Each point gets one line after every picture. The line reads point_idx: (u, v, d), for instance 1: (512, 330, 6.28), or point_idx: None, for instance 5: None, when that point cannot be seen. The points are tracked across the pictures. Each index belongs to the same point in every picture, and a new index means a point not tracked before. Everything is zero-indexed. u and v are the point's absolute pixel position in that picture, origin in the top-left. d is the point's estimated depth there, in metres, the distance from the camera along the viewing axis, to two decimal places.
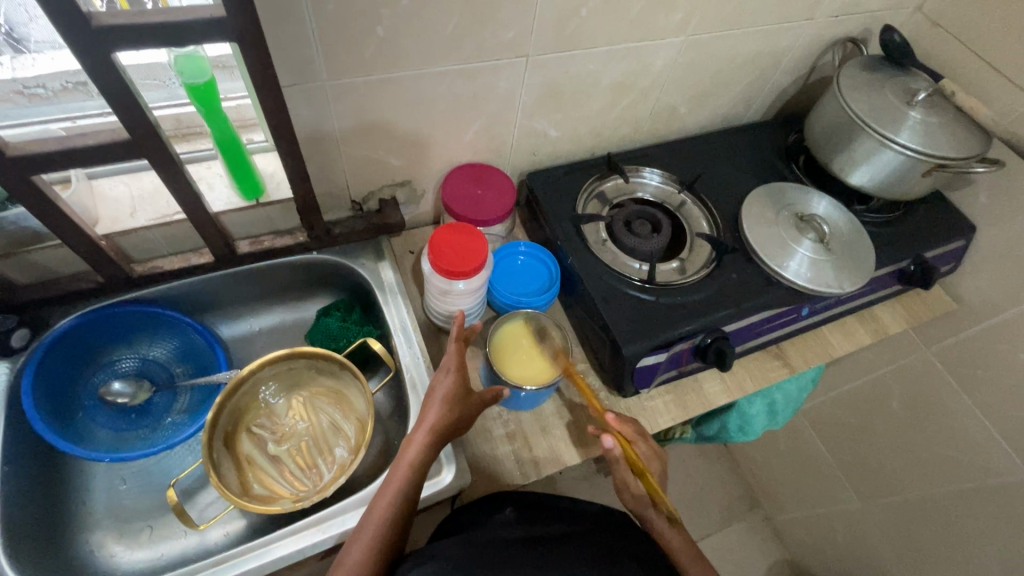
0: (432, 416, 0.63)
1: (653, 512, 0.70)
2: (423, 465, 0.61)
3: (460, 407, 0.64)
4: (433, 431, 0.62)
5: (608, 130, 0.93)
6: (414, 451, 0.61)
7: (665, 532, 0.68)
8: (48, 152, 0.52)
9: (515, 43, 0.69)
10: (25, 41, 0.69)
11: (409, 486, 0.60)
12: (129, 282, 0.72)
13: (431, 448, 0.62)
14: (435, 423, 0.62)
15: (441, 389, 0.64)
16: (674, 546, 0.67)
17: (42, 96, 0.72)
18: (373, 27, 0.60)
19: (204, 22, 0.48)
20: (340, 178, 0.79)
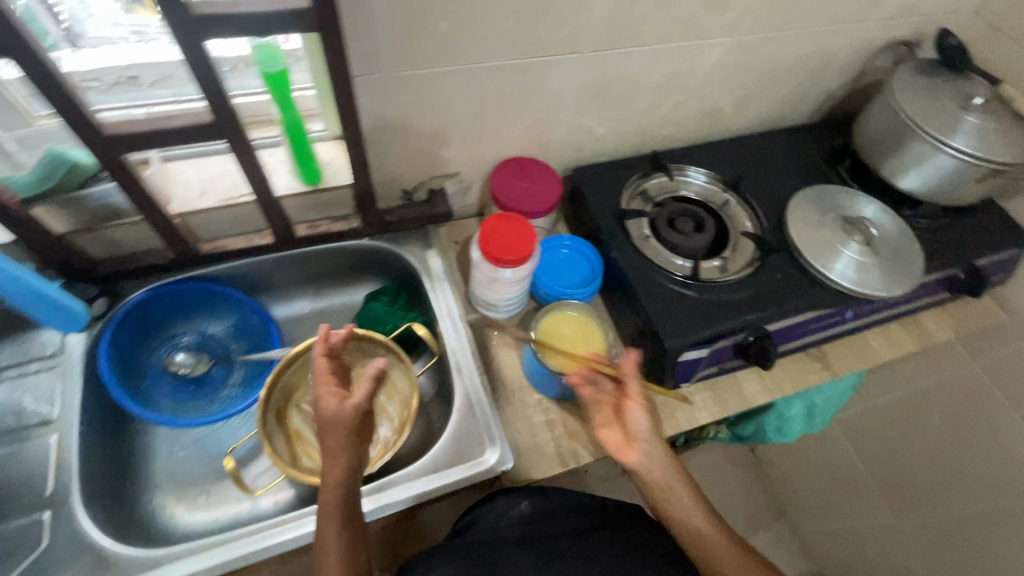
0: (334, 437, 0.59)
1: (683, 497, 0.67)
2: (347, 477, 0.59)
3: (343, 417, 0.58)
4: (339, 449, 0.59)
5: (654, 129, 0.94)
6: (334, 473, 0.59)
7: (701, 521, 0.65)
8: (140, 132, 0.56)
9: (571, 39, 0.71)
10: (81, 36, 0.70)
11: (340, 501, 0.59)
12: (196, 259, 0.77)
13: (343, 462, 0.59)
14: (337, 441, 0.59)
15: (321, 407, 0.59)
16: (711, 539, 0.64)
17: (101, 88, 0.74)
18: (438, 21, 0.62)
19: (289, 13, 0.51)
20: (394, 167, 0.82)
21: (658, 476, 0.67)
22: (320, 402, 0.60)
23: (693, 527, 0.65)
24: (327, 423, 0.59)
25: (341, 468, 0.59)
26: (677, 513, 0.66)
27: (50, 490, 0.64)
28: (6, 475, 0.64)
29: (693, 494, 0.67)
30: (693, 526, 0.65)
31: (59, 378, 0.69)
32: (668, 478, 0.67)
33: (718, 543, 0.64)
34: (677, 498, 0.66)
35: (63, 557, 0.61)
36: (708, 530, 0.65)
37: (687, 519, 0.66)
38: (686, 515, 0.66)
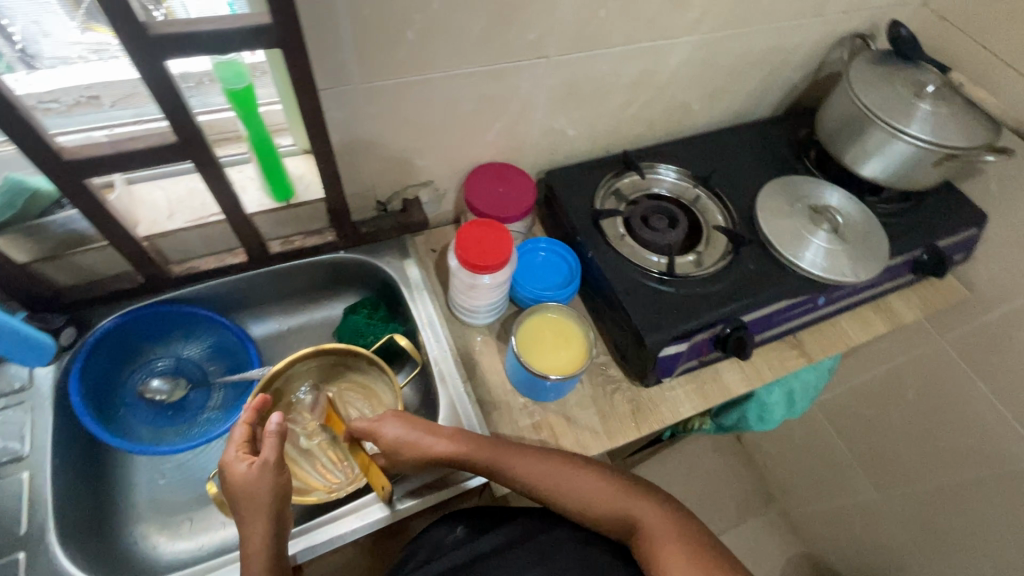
0: (240, 497, 0.57)
1: (544, 468, 0.69)
2: (268, 533, 0.57)
3: (252, 474, 0.58)
4: (252, 506, 0.57)
5: (624, 128, 0.96)
6: (252, 530, 0.57)
7: (568, 485, 0.68)
8: (101, 155, 0.55)
9: (538, 44, 0.72)
10: (37, 57, 0.69)
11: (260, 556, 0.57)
12: (168, 282, 0.75)
13: (259, 520, 0.57)
14: (246, 498, 0.57)
15: (230, 471, 0.59)
16: (586, 495, 0.68)
17: (59, 110, 0.73)
18: (404, 31, 0.62)
19: (252, 30, 0.51)
20: (367, 179, 0.81)
21: (515, 466, 0.68)
22: (227, 467, 0.59)
23: (568, 493, 0.68)
24: (234, 488, 0.58)
25: (260, 524, 0.57)
26: (546, 492, 0.68)
27: (23, 530, 0.62)
28: None
29: (553, 461, 0.69)
30: (567, 494, 0.68)
31: (28, 414, 0.67)
32: (522, 458, 0.69)
33: (592, 493, 0.68)
34: (540, 479, 0.68)
35: None
36: (580, 487, 0.68)
37: (560, 491, 0.68)
38: (555, 489, 0.68)
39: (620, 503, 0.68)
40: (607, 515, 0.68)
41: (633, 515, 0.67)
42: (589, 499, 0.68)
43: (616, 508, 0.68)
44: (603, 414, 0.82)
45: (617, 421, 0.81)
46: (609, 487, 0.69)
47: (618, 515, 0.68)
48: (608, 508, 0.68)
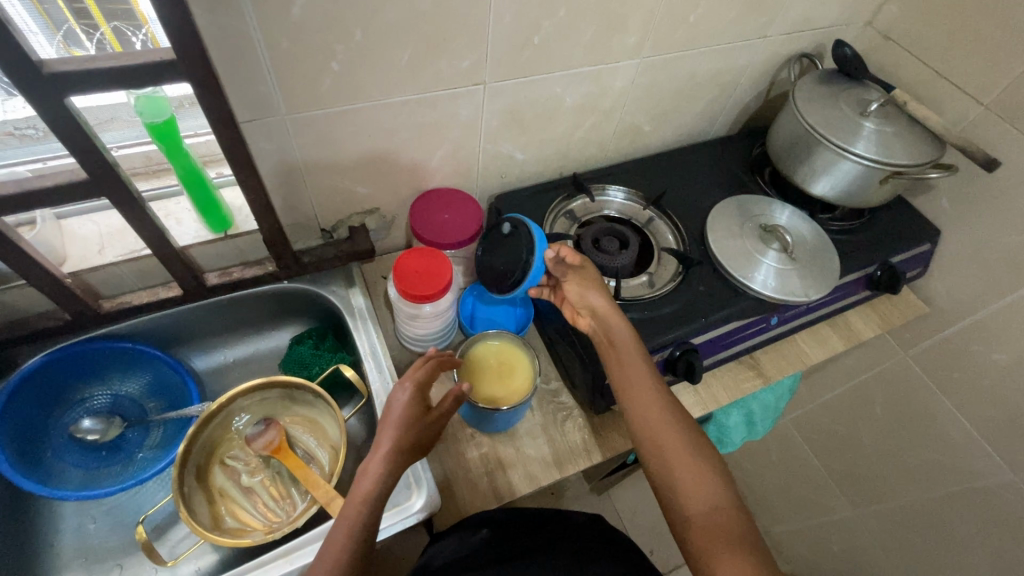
0: (398, 428, 0.61)
1: (648, 392, 0.68)
2: (390, 477, 0.59)
3: (418, 418, 0.62)
4: (401, 445, 0.60)
5: (574, 151, 0.96)
6: (379, 462, 0.59)
7: (655, 416, 0.67)
8: (8, 194, 0.54)
9: (472, 71, 0.71)
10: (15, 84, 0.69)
11: (377, 495, 0.57)
12: (98, 318, 0.73)
13: (397, 460, 0.60)
14: (402, 435, 0.61)
15: (400, 401, 0.63)
16: (660, 429, 0.66)
17: (33, 137, 0.73)
18: (328, 61, 0.61)
19: (157, 65, 0.50)
20: (309, 208, 0.80)
21: (638, 382, 0.69)
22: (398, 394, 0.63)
23: (642, 416, 0.67)
24: (393, 414, 0.62)
25: (388, 460, 0.59)
26: (637, 408, 0.68)
27: None
28: None
29: (660, 395, 0.68)
30: (644, 419, 0.67)
31: None
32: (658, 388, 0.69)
33: (666, 430, 0.66)
34: (641, 398, 0.68)
35: None
36: (663, 423, 0.66)
37: (644, 416, 0.67)
38: (638, 408, 0.68)
39: (687, 454, 0.63)
40: (656, 454, 0.65)
41: (686, 470, 0.62)
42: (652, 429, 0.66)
43: (675, 452, 0.64)
44: (552, 442, 0.80)
45: (567, 449, 0.79)
46: (690, 439, 0.65)
47: (668, 463, 0.63)
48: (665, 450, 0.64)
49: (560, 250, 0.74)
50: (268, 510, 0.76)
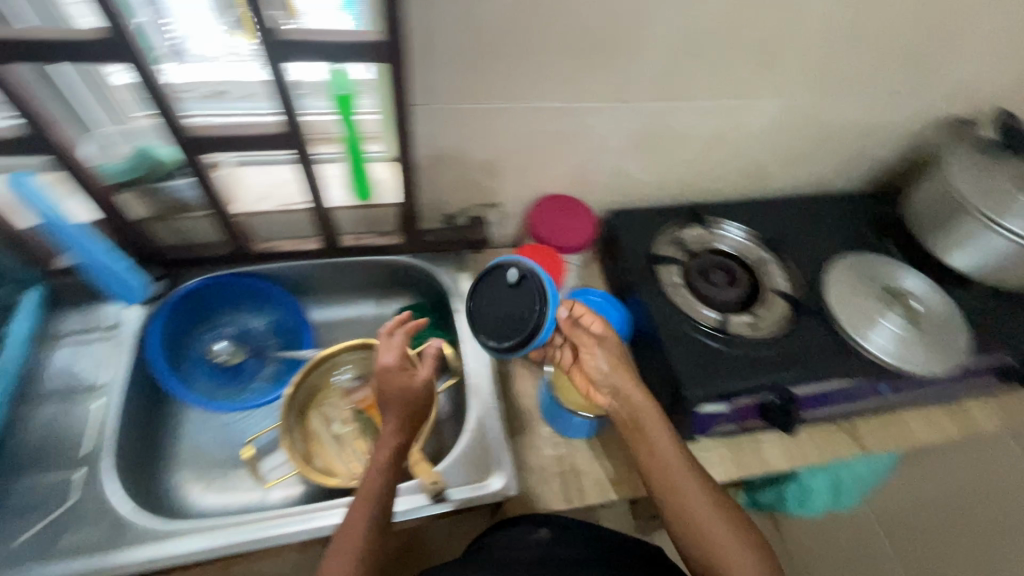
0: (397, 411, 0.64)
1: (692, 476, 0.64)
2: (397, 445, 0.64)
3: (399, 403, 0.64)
4: (401, 415, 0.64)
5: (696, 181, 0.96)
6: (391, 434, 0.64)
7: (699, 505, 0.62)
8: (221, 135, 0.63)
9: (619, 89, 0.75)
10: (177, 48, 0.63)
11: (388, 465, 0.62)
12: (251, 256, 0.83)
13: (398, 429, 0.64)
14: (401, 409, 0.64)
15: (395, 375, 0.64)
16: (703, 515, 0.62)
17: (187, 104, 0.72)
18: (494, 62, 0.67)
19: (361, 45, 0.57)
20: (441, 193, 0.87)
21: (679, 467, 0.64)
22: (383, 368, 0.65)
23: (685, 507, 0.63)
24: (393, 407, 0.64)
25: (391, 433, 0.64)
26: (682, 498, 0.63)
27: (86, 450, 0.68)
28: (51, 431, 0.70)
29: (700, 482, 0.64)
30: (688, 511, 0.62)
31: (111, 348, 0.76)
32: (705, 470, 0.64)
33: (711, 522, 0.61)
34: (682, 485, 0.63)
35: (83, 513, 0.64)
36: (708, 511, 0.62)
37: (687, 505, 0.62)
38: (681, 498, 0.63)
39: (719, 522, 0.61)
40: (703, 551, 0.61)
41: (721, 543, 0.60)
42: (698, 521, 0.62)
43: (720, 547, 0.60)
44: (629, 461, 0.79)
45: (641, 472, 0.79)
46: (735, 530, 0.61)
47: (707, 536, 0.61)
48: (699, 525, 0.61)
49: (574, 309, 0.69)
50: (352, 462, 0.81)
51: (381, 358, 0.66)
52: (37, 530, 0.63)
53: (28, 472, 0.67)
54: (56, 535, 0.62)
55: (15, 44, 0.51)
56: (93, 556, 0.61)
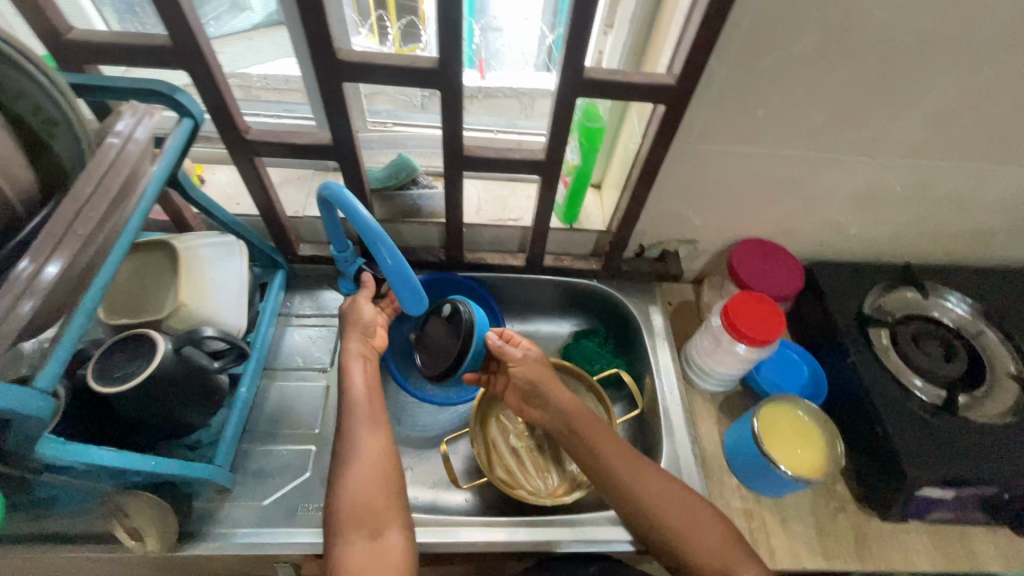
0: (369, 431, 0.65)
1: (651, 486, 0.65)
2: (377, 477, 0.62)
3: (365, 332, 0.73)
4: (369, 442, 0.64)
5: (910, 240, 0.90)
6: (368, 468, 0.62)
7: (683, 519, 0.62)
8: (487, 156, 0.67)
9: (872, 143, 0.72)
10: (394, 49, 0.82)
11: (381, 493, 0.61)
12: (461, 263, 0.88)
13: (383, 464, 0.64)
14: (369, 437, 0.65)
15: (361, 401, 0.67)
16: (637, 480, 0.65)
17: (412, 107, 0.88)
18: (756, 108, 0.67)
19: (654, 86, 0.59)
20: (644, 224, 0.87)
21: (630, 473, 0.66)
22: (353, 385, 0.68)
23: (630, 483, 0.65)
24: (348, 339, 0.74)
25: (368, 463, 0.63)
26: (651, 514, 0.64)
27: (317, 428, 0.75)
28: (285, 402, 0.77)
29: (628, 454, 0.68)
30: (664, 526, 0.63)
31: (335, 334, 0.83)
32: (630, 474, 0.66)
33: (685, 526, 0.62)
34: (652, 503, 0.64)
35: (316, 487, 0.70)
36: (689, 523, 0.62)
37: (666, 522, 0.63)
38: (662, 518, 0.63)
39: (677, 501, 0.64)
40: (697, 566, 0.60)
41: (708, 537, 0.62)
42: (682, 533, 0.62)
43: (709, 554, 0.60)
44: (820, 529, 0.76)
45: (837, 543, 0.75)
46: (719, 533, 0.62)
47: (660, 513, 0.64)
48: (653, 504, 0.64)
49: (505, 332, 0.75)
50: (530, 477, 0.83)
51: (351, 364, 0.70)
52: (279, 496, 0.69)
53: (262, 439, 0.73)
54: (296, 504, 0.68)
55: (355, 63, 0.56)
56: None
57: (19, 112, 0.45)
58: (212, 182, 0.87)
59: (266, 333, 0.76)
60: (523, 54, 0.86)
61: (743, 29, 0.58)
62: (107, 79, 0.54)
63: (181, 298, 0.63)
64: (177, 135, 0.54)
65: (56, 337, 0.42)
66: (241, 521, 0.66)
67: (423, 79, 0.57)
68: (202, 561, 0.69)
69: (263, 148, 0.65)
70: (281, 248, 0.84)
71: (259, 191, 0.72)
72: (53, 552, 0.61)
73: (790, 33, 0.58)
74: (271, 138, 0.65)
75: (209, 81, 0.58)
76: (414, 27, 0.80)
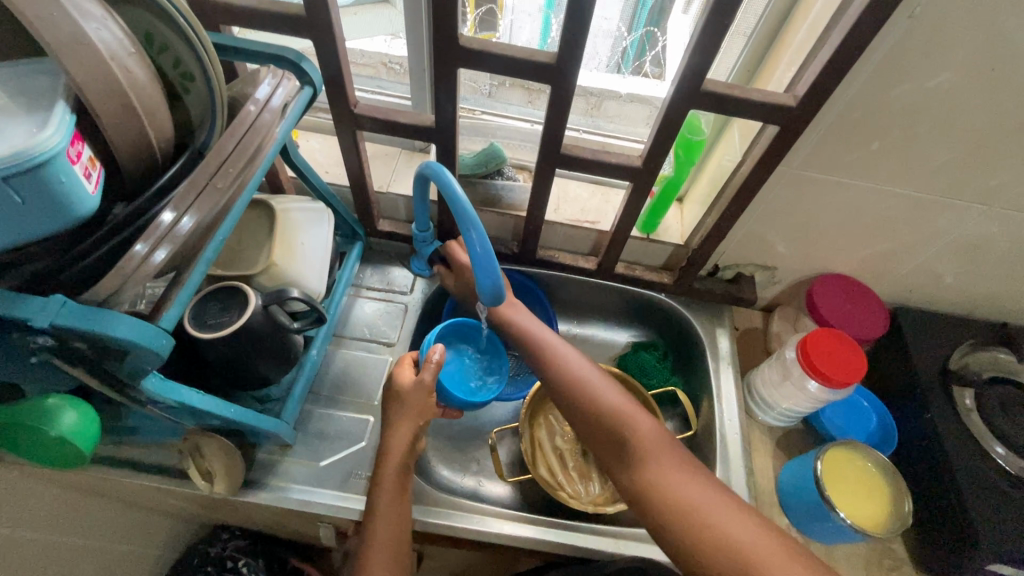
0: (387, 534, 0.60)
1: (574, 362, 0.68)
2: (397, 519, 0.62)
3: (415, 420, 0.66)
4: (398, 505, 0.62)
5: (1010, 298, 0.84)
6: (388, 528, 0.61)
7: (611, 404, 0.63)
8: (583, 156, 0.66)
9: (993, 192, 0.67)
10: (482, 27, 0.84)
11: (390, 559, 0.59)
12: (532, 259, 0.88)
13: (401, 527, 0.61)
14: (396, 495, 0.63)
15: (392, 508, 0.62)
16: (559, 351, 0.69)
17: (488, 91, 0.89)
18: (873, 141, 0.64)
19: (772, 106, 0.57)
20: (724, 245, 0.85)
21: (547, 341, 0.70)
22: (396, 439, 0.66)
23: (554, 355, 0.69)
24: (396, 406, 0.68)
25: (392, 532, 0.61)
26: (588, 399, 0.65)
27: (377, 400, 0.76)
28: (347, 371, 0.79)
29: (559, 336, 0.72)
30: (576, 394, 0.65)
31: (402, 312, 0.85)
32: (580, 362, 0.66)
33: (597, 395, 0.64)
34: (586, 386, 0.65)
35: (368, 457, 0.71)
36: (600, 385, 0.65)
37: (579, 380, 0.66)
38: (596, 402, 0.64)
39: (586, 367, 0.67)
40: (599, 430, 0.62)
41: (613, 402, 0.63)
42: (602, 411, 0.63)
43: (609, 412, 0.62)
44: None
45: None
46: (623, 396, 0.64)
47: (575, 377, 0.66)
48: (572, 375, 0.66)
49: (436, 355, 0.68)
50: (572, 482, 0.82)
51: (396, 449, 0.65)
52: (333, 460, 0.71)
53: (323, 402, 0.76)
54: (349, 470, 0.70)
55: (474, 50, 0.56)
56: None
57: (161, 64, 0.47)
58: (305, 147, 0.90)
59: (339, 301, 0.77)
60: (595, 53, 0.86)
61: (878, 57, 0.55)
62: (240, 40, 0.56)
63: (272, 256, 0.65)
64: (298, 102, 0.56)
65: (177, 283, 0.44)
66: (297, 478, 0.69)
67: (537, 72, 0.57)
68: (254, 507, 0.73)
69: (366, 123, 0.67)
70: (362, 219, 0.86)
71: (355, 162, 0.74)
72: (128, 478, 0.65)
73: (929, 66, 0.55)
74: (376, 114, 0.66)
75: (330, 53, 0.59)
76: (491, 15, 0.83)
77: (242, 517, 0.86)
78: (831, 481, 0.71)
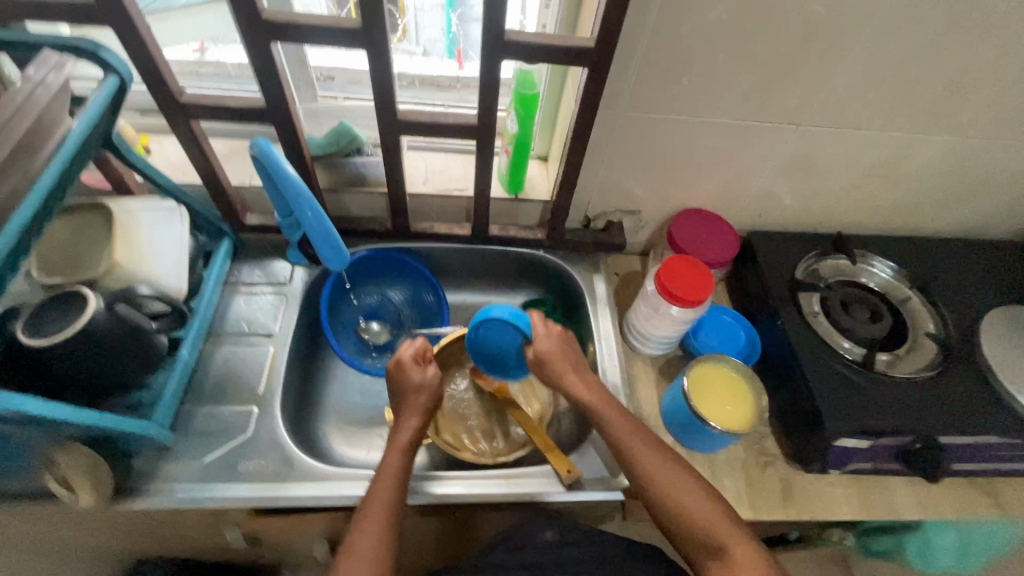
0: (388, 490, 0.62)
1: (658, 466, 0.64)
2: (397, 482, 0.63)
3: (423, 403, 0.69)
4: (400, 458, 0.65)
5: (842, 210, 0.94)
6: (384, 490, 0.62)
7: (662, 486, 0.63)
8: (421, 120, 0.69)
9: (795, 111, 0.75)
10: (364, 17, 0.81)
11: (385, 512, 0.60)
12: (408, 234, 0.89)
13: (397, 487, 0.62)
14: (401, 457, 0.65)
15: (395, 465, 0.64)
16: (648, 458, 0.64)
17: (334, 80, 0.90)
18: (681, 75, 0.70)
19: (576, 49, 0.61)
20: (588, 195, 0.90)
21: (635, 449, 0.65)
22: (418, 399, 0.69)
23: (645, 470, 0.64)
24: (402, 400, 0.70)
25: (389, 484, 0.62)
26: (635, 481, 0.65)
27: (261, 390, 0.76)
28: (227, 367, 0.78)
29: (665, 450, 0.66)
30: (666, 504, 0.62)
31: (282, 302, 0.84)
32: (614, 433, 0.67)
33: (692, 509, 0.61)
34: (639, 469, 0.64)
35: (255, 446, 0.71)
36: (679, 489, 0.62)
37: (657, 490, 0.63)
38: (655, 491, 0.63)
39: (674, 474, 0.63)
40: (690, 535, 0.61)
41: (697, 503, 0.61)
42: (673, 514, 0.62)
43: (702, 525, 0.60)
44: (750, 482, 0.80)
45: (763, 494, 0.79)
46: (711, 503, 0.61)
47: (662, 492, 0.63)
48: (652, 480, 0.63)
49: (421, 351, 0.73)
50: (475, 441, 0.84)
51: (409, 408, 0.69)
52: (217, 455, 0.70)
53: (204, 402, 0.74)
54: (235, 461, 0.70)
55: (281, 23, 0.57)
56: (264, 487, 0.68)
57: None
58: (158, 152, 0.87)
59: (210, 300, 0.77)
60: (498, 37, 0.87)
61: None
62: (27, 35, 0.54)
63: (113, 256, 0.63)
64: (99, 94, 0.55)
65: None
66: (179, 477, 0.67)
67: (350, 40, 0.59)
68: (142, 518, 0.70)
69: (197, 111, 0.66)
70: (226, 216, 0.84)
71: (199, 156, 0.73)
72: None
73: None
74: (205, 101, 0.66)
75: (137, 42, 0.59)
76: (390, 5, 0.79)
77: (147, 538, 0.83)
78: (699, 394, 0.77)
